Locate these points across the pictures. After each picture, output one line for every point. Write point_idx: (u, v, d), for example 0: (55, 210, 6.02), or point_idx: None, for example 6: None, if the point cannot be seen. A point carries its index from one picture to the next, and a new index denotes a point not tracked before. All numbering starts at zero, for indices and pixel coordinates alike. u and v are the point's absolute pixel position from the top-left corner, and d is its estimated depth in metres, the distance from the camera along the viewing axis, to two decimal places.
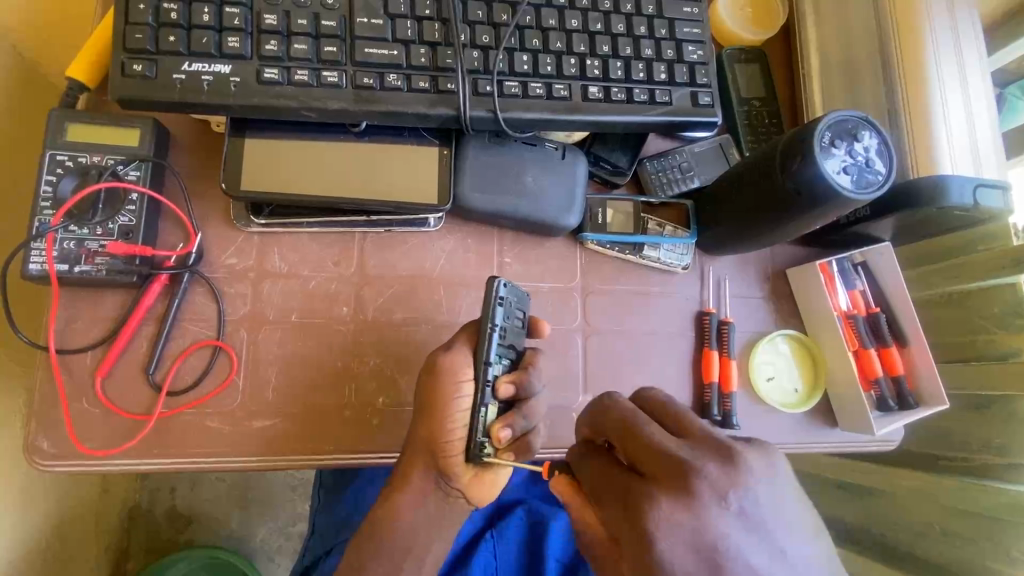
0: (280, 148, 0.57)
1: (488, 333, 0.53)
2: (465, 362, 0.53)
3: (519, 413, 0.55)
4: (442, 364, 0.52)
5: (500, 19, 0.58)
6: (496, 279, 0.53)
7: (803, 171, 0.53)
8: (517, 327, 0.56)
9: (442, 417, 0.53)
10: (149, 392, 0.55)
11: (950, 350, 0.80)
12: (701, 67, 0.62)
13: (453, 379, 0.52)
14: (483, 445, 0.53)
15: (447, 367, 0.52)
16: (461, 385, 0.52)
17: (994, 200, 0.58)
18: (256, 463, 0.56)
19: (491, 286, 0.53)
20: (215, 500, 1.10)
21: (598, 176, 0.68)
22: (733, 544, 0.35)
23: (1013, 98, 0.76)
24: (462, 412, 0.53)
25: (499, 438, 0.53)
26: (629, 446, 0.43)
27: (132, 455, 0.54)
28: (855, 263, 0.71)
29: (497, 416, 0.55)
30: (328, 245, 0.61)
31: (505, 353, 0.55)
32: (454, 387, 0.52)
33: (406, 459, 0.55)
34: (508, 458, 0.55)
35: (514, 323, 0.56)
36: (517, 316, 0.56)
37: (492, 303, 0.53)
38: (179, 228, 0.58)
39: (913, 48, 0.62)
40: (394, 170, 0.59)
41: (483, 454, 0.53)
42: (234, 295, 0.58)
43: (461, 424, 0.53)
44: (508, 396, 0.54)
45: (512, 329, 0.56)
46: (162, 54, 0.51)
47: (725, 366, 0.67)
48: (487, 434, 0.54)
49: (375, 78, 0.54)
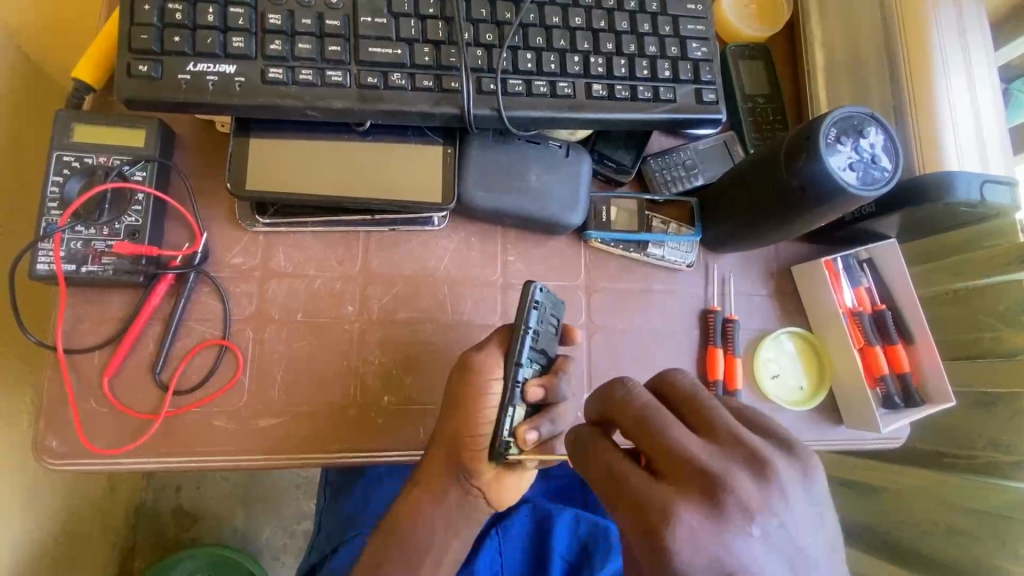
0: (285, 148, 0.57)
1: (522, 335, 0.54)
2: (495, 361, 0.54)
3: (547, 417, 0.54)
4: (474, 364, 0.53)
5: (503, 17, 0.57)
6: (532, 284, 0.54)
7: (809, 166, 0.53)
8: (551, 333, 0.57)
9: (469, 413, 0.53)
10: (155, 391, 0.55)
11: (955, 347, 0.80)
12: (706, 65, 0.62)
13: (483, 378, 0.53)
14: (508, 444, 0.54)
15: (479, 366, 0.53)
16: (491, 384, 0.53)
17: (1001, 196, 0.58)
18: (262, 461, 0.56)
19: (527, 289, 0.54)
20: (220, 498, 1.10)
21: (601, 174, 0.68)
22: (756, 562, 0.36)
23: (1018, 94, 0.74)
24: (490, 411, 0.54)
25: (524, 441, 0.53)
26: (648, 443, 0.42)
27: (139, 454, 0.54)
28: (860, 260, 0.71)
29: (525, 417, 0.55)
30: (333, 244, 0.61)
31: (537, 357, 0.55)
32: (482, 386, 0.53)
33: (432, 452, 0.55)
34: (530, 460, 0.55)
35: (549, 328, 0.57)
36: (552, 323, 0.57)
37: (527, 306, 0.54)
38: (184, 228, 0.58)
39: (918, 42, 0.62)
40: (398, 169, 0.59)
41: (507, 453, 0.54)
42: (239, 294, 0.58)
43: (489, 423, 0.54)
44: (537, 399, 0.54)
45: (545, 334, 0.56)
46: (168, 54, 0.51)
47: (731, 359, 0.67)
48: (512, 434, 0.54)
49: (379, 77, 0.54)
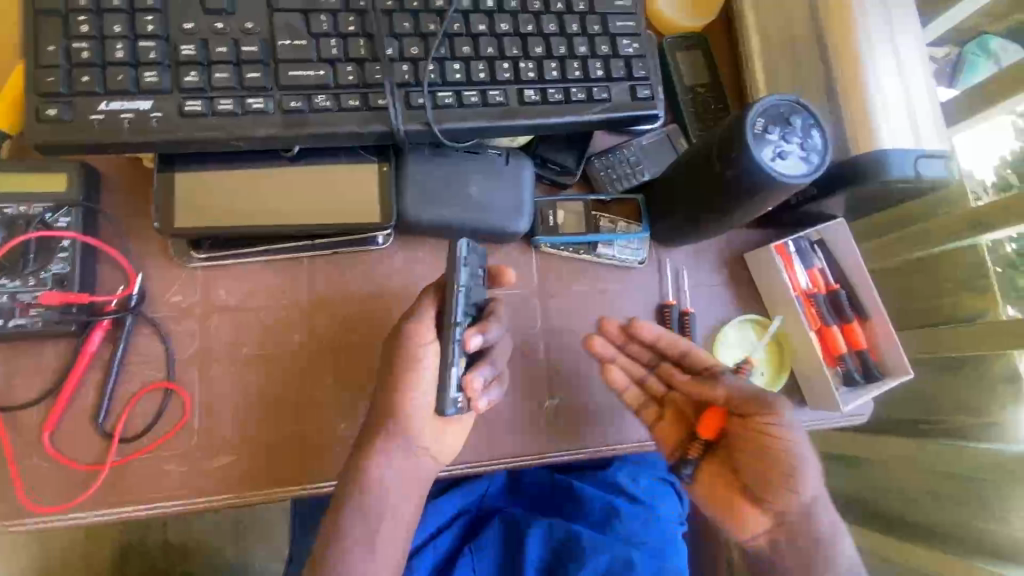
0: (212, 180, 0.56)
1: (456, 293, 0.51)
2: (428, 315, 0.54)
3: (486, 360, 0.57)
4: (407, 329, 0.54)
5: (427, 29, 0.56)
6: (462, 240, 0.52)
7: (740, 158, 0.52)
8: (481, 283, 0.57)
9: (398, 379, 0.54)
10: (100, 441, 0.54)
11: (923, 317, 0.83)
12: (638, 61, 0.61)
13: (415, 339, 0.54)
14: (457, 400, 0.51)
15: (409, 331, 0.54)
16: (421, 347, 0.54)
17: (935, 169, 0.59)
18: (219, 501, 0.55)
19: (454, 248, 0.51)
20: (208, 531, 1.08)
21: (545, 178, 0.67)
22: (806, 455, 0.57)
23: (974, 57, 0.81)
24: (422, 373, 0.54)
25: (472, 387, 0.53)
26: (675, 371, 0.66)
27: (89, 506, 0.53)
28: (813, 242, 0.71)
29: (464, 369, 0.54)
30: (274, 273, 0.59)
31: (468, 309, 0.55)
32: (412, 352, 0.54)
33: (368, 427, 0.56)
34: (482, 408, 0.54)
35: (478, 281, 0.56)
36: (480, 273, 0.56)
37: (457, 263, 0.51)
38: (117, 270, 0.57)
39: (844, 22, 0.62)
40: (334, 191, 0.58)
41: (455, 408, 0.51)
42: (181, 333, 0.57)
43: (417, 389, 0.54)
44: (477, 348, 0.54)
45: (476, 286, 0.55)
46: (78, 95, 0.50)
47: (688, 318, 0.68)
48: (460, 389, 0.52)
49: (303, 101, 0.53)
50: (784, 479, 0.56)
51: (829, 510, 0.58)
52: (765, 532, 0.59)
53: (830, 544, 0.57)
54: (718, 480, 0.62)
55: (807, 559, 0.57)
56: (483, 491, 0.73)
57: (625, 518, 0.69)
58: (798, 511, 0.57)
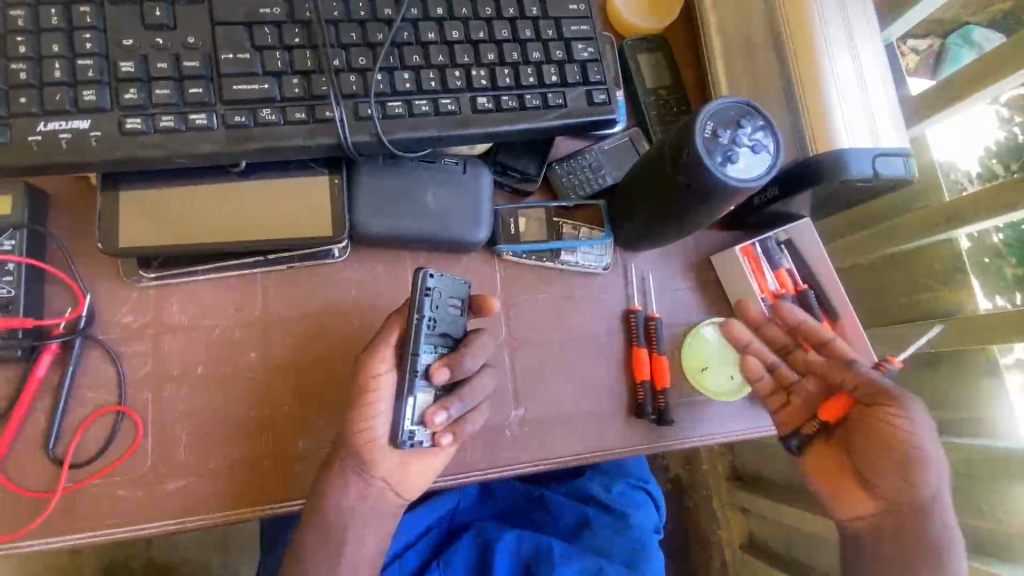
0: (158, 198, 0.55)
1: (415, 324, 0.52)
2: (389, 344, 0.54)
3: (456, 396, 0.54)
4: (365, 358, 0.53)
5: (375, 39, 0.56)
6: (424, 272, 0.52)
7: (690, 163, 0.51)
8: (455, 314, 0.55)
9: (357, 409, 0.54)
10: (50, 468, 0.53)
11: (899, 312, 0.82)
12: (593, 65, 0.61)
13: (373, 367, 0.53)
14: (413, 433, 0.52)
15: (367, 360, 0.53)
16: (379, 376, 0.53)
17: (895, 168, 0.58)
18: (175, 525, 0.54)
19: (417, 278, 0.52)
20: (189, 550, 1.07)
21: (506, 186, 0.67)
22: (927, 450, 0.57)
23: (957, 48, 0.83)
24: (382, 402, 0.54)
25: (432, 421, 0.52)
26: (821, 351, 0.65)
27: (40, 534, 0.52)
28: (781, 242, 0.70)
29: (432, 402, 0.54)
30: (228, 290, 0.58)
31: (439, 341, 0.54)
32: (369, 383, 0.53)
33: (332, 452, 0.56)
34: (445, 443, 0.53)
35: (451, 312, 0.55)
36: (454, 305, 0.55)
37: (419, 294, 0.52)
38: (65, 293, 0.56)
39: (801, 20, 0.61)
40: (285, 206, 0.57)
41: (412, 442, 0.52)
42: (133, 354, 0.56)
43: (376, 419, 0.54)
44: (445, 380, 0.53)
45: (445, 318, 0.54)
46: (15, 116, 0.49)
47: (776, 309, 0.66)
48: (420, 420, 0.53)
49: (247, 115, 0.52)
50: (909, 469, 0.57)
51: (945, 510, 0.57)
52: (869, 517, 0.60)
53: (948, 547, 0.56)
54: (830, 463, 0.63)
55: (904, 556, 0.57)
56: (451, 507, 0.72)
57: (597, 528, 0.68)
58: (912, 503, 0.57)
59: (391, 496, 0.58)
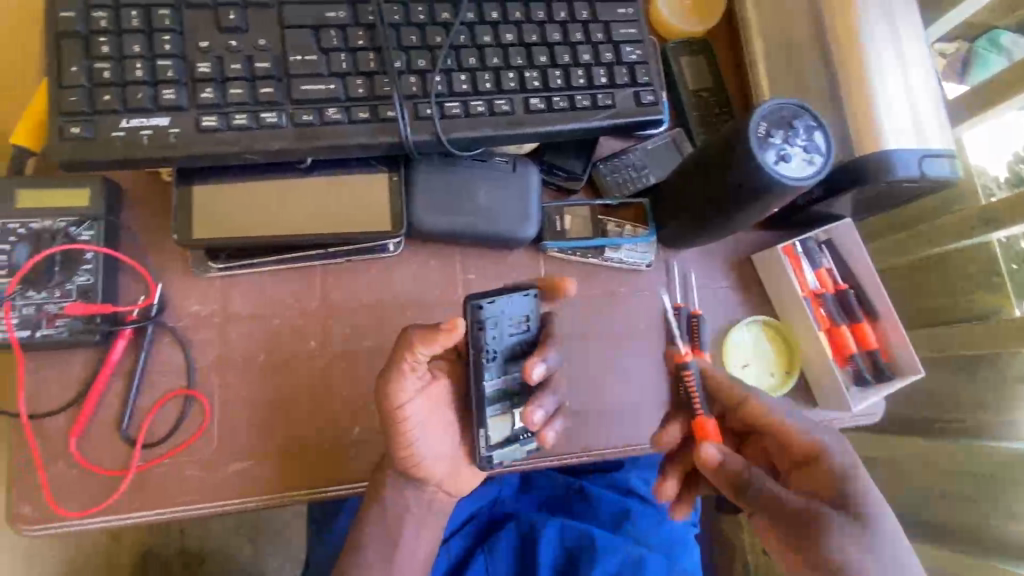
0: (228, 192, 0.57)
1: (478, 360, 0.56)
2: (410, 377, 0.54)
3: (547, 391, 0.58)
4: (385, 392, 0.53)
5: (434, 41, 0.58)
6: (473, 300, 0.56)
7: (743, 163, 0.53)
8: (516, 329, 0.58)
9: (395, 433, 0.55)
10: (124, 447, 0.55)
11: (935, 314, 0.83)
12: (641, 67, 0.62)
13: (398, 399, 0.54)
14: (490, 456, 0.57)
15: (388, 394, 0.53)
16: (405, 405, 0.54)
17: (941, 169, 0.59)
18: (239, 504, 0.56)
19: (471, 311, 0.56)
20: (224, 536, 1.10)
21: (553, 184, 0.68)
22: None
23: (984, 53, 0.82)
24: (411, 427, 0.55)
25: (532, 420, 0.57)
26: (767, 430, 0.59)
27: (114, 510, 0.54)
28: (820, 242, 0.71)
29: (509, 410, 0.58)
30: (289, 281, 0.61)
31: (506, 361, 0.58)
32: (396, 412, 0.54)
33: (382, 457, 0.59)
34: (549, 438, 0.58)
35: (510, 328, 0.58)
36: (511, 322, 0.58)
37: (475, 330, 0.56)
38: (138, 281, 0.59)
39: (847, 24, 0.62)
40: (345, 201, 0.59)
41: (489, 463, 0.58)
42: (200, 341, 0.59)
43: (416, 441, 0.56)
44: (541, 376, 0.57)
45: (504, 339, 0.58)
46: (100, 113, 0.52)
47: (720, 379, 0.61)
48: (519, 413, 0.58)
49: (314, 114, 0.55)
50: None
51: None
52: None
53: None
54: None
55: None
56: (495, 496, 0.73)
57: (637, 518, 0.71)
58: None
59: (443, 481, 0.62)
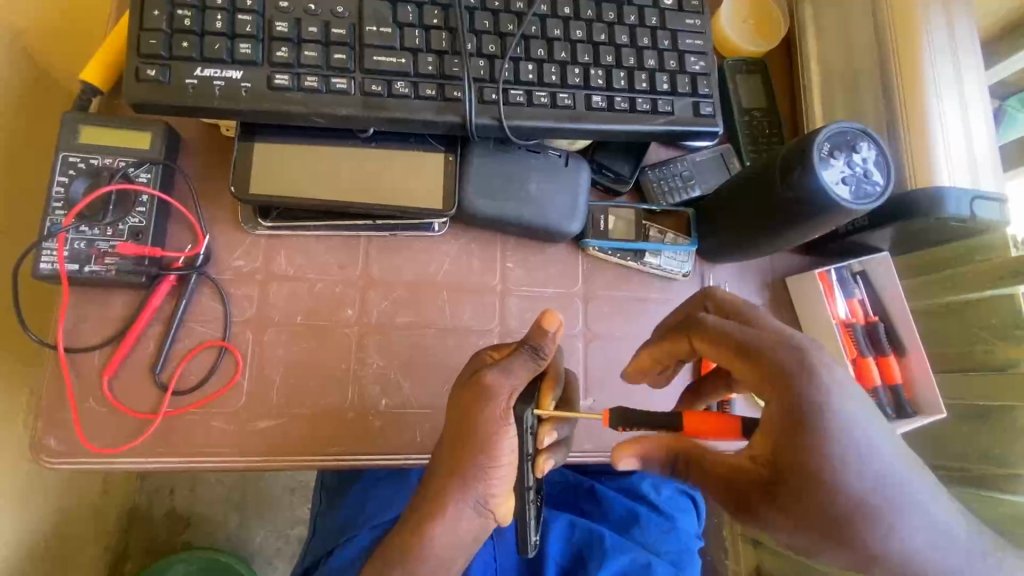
0: (286, 152, 0.58)
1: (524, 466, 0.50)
2: (521, 371, 0.50)
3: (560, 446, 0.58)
4: (486, 385, 0.49)
5: (506, 29, 0.59)
6: (525, 415, 0.49)
7: (802, 181, 0.54)
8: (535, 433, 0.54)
9: (473, 453, 0.48)
10: (155, 391, 0.56)
11: None
12: (703, 78, 0.63)
13: (500, 400, 0.49)
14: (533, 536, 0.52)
15: (489, 389, 0.49)
16: (509, 405, 0.49)
17: (991, 212, 0.59)
18: (256, 462, 0.56)
19: (521, 416, 0.49)
20: (213, 502, 1.10)
21: (600, 184, 0.69)
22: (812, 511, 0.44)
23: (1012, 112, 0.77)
24: (515, 430, 0.49)
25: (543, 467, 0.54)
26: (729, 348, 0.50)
27: (136, 452, 0.54)
28: (854, 272, 0.72)
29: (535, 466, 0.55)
30: (334, 248, 0.61)
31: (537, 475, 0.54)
32: (499, 412, 0.49)
33: (432, 495, 0.50)
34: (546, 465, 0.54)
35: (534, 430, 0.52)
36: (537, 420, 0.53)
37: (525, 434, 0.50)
38: (188, 230, 0.59)
39: (909, 58, 0.63)
40: (399, 175, 0.60)
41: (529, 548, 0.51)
42: (240, 296, 0.59)
43: (495, 470, 0.49)
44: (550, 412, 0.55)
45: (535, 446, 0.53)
46: (176, 59, 0.52)
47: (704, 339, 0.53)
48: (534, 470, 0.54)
49: (383, 86, 0.55)
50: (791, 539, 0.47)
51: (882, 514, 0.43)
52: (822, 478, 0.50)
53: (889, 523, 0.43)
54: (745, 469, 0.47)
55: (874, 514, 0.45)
56: None
57: (644, 525, 0.70)
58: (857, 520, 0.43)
59: None
